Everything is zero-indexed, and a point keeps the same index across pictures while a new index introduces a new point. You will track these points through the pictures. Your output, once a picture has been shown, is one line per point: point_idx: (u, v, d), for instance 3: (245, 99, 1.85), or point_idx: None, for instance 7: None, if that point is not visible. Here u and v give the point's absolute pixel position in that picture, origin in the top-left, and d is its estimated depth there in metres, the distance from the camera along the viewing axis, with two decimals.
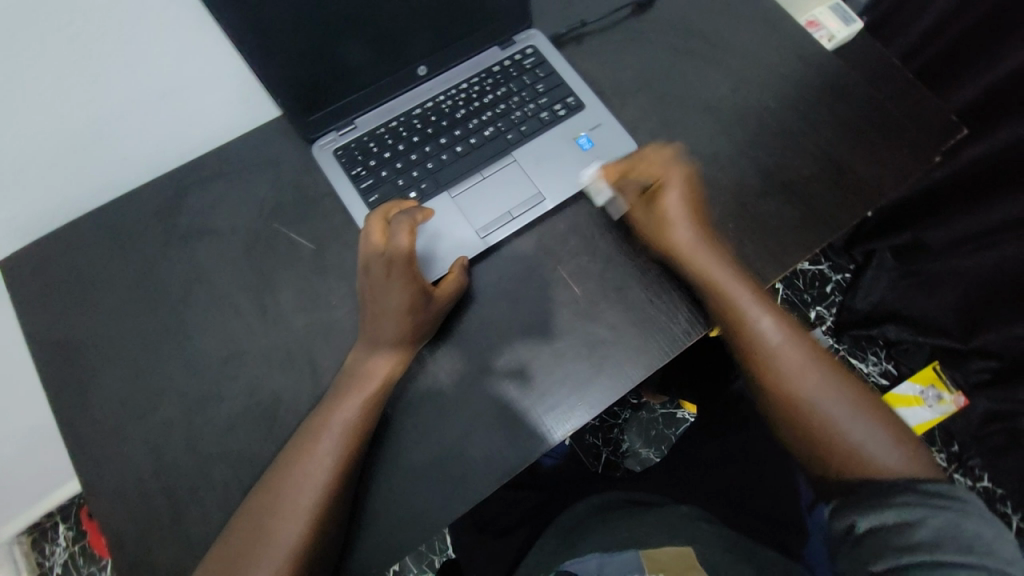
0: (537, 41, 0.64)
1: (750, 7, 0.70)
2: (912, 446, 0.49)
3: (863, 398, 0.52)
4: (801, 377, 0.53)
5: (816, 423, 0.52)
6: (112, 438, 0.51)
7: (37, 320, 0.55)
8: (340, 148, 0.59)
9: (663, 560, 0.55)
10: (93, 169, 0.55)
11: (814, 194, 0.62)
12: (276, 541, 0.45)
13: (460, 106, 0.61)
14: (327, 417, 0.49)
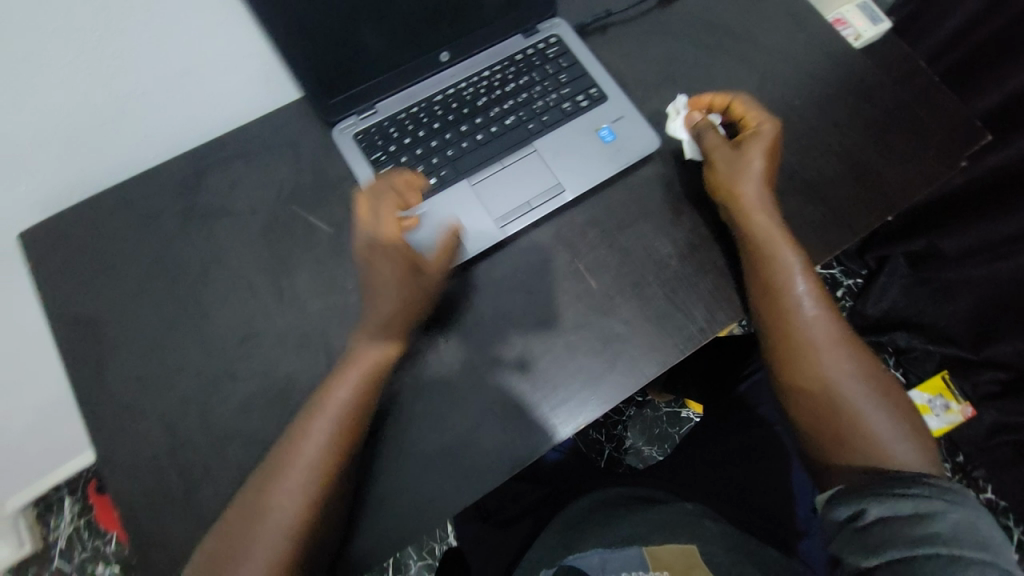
0: (562, 30, 0.63)
1: (779, 2, 0.69)
2: (917, 438, 0.52)
3: (886, 390, 0.53)
4: (834, 361, 0.53)
5: (840, 406, 0.52)
6: (127, 412, 0.51)
7: (54, 295, 0.55)
8: (360, 132, 0.59)
9: (666, 559, 0.56)
10: (114, 147, 0.56)
11: (836, 195, 0.61)
12: (271, 522, 0.46)
13: (482, 94, 0.60)
14: (322, 399, 0.49)
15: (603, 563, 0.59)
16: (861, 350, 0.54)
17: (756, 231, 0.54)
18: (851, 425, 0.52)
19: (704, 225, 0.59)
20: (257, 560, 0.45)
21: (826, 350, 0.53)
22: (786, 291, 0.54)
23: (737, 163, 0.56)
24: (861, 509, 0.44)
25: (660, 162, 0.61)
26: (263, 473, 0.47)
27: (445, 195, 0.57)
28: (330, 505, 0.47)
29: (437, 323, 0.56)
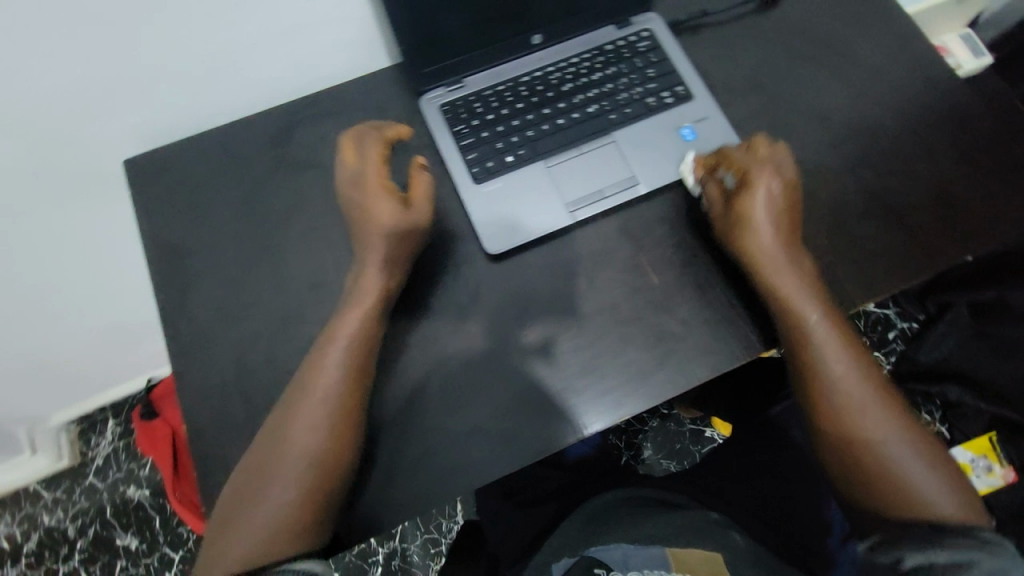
0: (655, 25, 0.63)
1: (884, 19, 0.67)
2: (961, 488, 0.49)
3: (922, 439, 0.51)
4: (863, 413, 0.50)
5: (873, 462, 0.50)
6: (203, 337, 0.55)
7: (148, 221, 0.60)
8: (446, 103, 0.60)
9: (692, 563, 0.56)
10: (217, 91, 0.59)
11: (920, 224, 0.59)
12: (290, 454, 0.48)
13: (568, 80, 0.61)
14: (327, 341, 0.51)
15: (626, 559, 0.58)
16: (895, 398, 0.51)
17: (777, 281, 0.52)
18: (888, 479, 0.49)
19: None
20: (283, 488, 0.48)
21: (859, 403, 0.51)
22: (812, 342, 0.52)
23: (741, 217, 0.54)
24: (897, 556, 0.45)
25: None
26: (284, 408, 0.50)
27: (521, 174, 0.59)
28: (341, 444, 0.49)
29: (496, 296, 0.57)
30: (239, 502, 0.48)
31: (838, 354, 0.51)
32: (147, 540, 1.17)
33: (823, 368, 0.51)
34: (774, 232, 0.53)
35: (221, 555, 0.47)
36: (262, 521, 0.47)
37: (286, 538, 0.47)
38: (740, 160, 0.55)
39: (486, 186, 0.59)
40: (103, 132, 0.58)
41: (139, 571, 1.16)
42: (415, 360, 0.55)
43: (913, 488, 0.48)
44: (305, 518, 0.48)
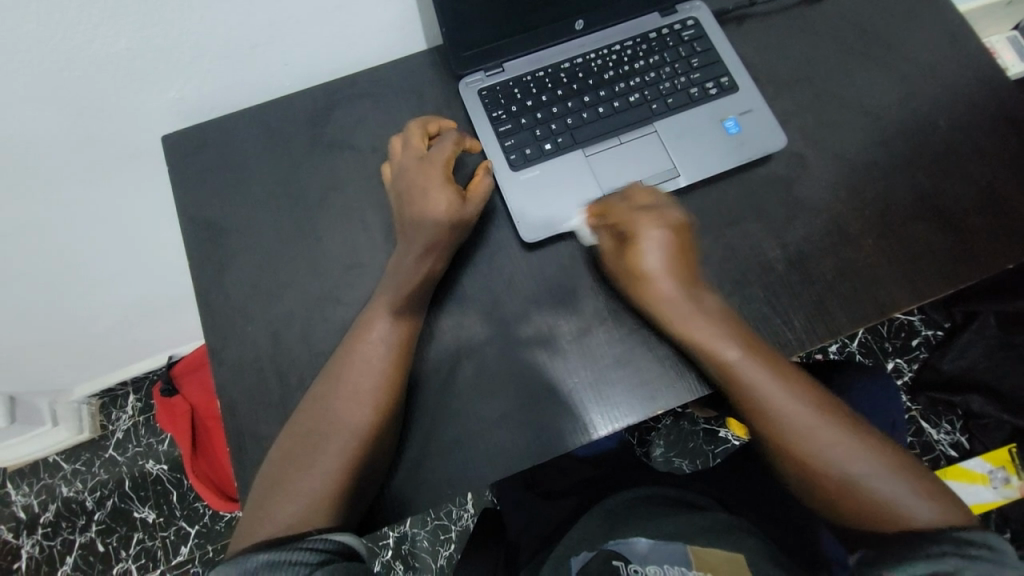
0: (701, 14, 0.61)
1: (940, 14, 0.65)
2: (928, 484, 0.48)
3: (877, 443, 0.49)
4: (809, 436, 0.49)
5: (835, 483, 0.48)
6: (241, 314, 0.56)
7: (187, 198, 0.60)
8: (485, 88, 0.60)
9: (713, 563, 0.55)
10: (258, 71, 0.59)
11: (969, 227, 0.57)
12: (334, 425, 0.50)
13: (610, 67, 0.60)
14: (368, 325, 0.52)
15: (645, 554, 0.58)
16: (833, 410, 0.51)
17: (689, 324, 0.52)
18: (853, 498, 0.48)
19: (817, 234, 0.57)
20: (326, 459, 0.49)
21: (802, 428, 0.49)
22: (738, 378, 0.50)
23: (640, 275, 0.54)
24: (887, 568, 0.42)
25: (780, 163, 0.59)
26: (328, 379, 0.51)
27: (559, 162, 0.58)
28: (386, 418, 0.50)
29: (530, 285, 0.56)
30: (280, 470, 0.49)
31: (767, 382, 0.50)
32: (164, 514, 1.20)
33: (756, 401, 0.51)
34: (672, 280, 0.53)
35: (259, 524, 0.47)
36: (304, 490, 0.48)
37: (325, 508, 0.48)
38: (624, 210, 0.55)
39: (523, 174, 0.58)
40: (143, 108, 0.59)
41: (155, 544, 1.18)
42: (447, 347, 0.55)
43: (880, 499, 0.47)
44: (344, 489, 0.49)
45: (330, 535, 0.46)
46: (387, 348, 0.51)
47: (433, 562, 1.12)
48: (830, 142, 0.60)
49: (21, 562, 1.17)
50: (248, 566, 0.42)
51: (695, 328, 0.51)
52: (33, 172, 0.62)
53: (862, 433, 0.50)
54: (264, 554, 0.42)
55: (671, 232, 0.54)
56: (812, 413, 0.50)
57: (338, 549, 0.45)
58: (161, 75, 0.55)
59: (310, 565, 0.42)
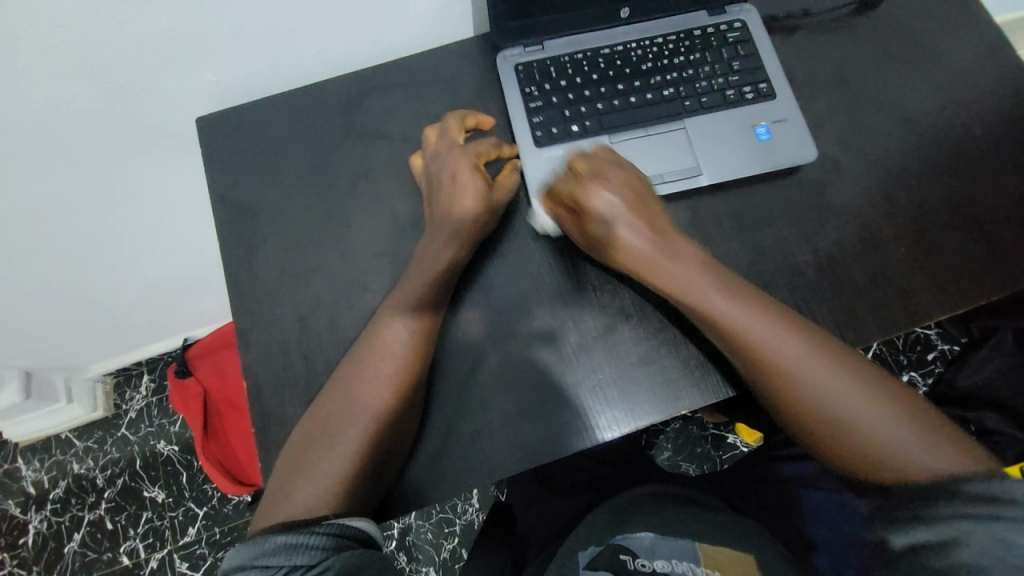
0: (750, 18, 0.61)
1: (981, 22, 0.64)
2: (933, 420, 0.46)
3: (874, 380, 0.48)
4: (804, 374, 0.47)
5: (837, 426, 0.46)
6: (268, 297, 0.57)
7: (218, 180, 0.61)
8: (522, 63, 0.60)
9: (722, 560, 0.55)
10: (293, 56, 0.60)
11: (1003, 239, 0.56)
12: (354, 408, 0.50)
13: (649, 59, 0.60)
14: (395, 311, 0.52)
15: (654, 548, 0.58)
16: (824, 344, 0.48)
17: (655, 272, 0.51)
18: (856, 441, 0.46)
19: (848, 239, 0.56)
20: (345, 443, 0.49)
21: (797, 364, 0.47)
22: (720, 315, 0.49)
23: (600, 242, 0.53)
24: (890, 536, 0.41)
25: (814, 166, 0.59)
26: (353, 362, 0.52)
27: (583, 144, 0.58)
28: (406, 404, 0.51)
29: (557, 278, 0.57)
30: (300, 453, 0.49)
31: (754, 317, 0.49)
32: (173, 494, 1.21)
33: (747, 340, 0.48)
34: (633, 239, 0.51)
35: (279, 505, 0.47)
36: (322, 473, 0.48)
37: (343, 491, 0.48)
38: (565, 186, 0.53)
39: (547, 151, 0.58)
40: (178, 90, 0.59)
41: (163, 523, 1.19)
42: (471, 337, 0.55)
43: (895, 449, 0.45)
44: (360, 474, 0.49)
45: (345, 519, 0.46)
46: (409, 336, 0.52)
47: (436, 554, 1.13)
48: (864, 146, 0.59)
49: (29, 536, 1.19)
50: (266, 547, 0.42)
51: (671, 270, 0.51)
52: (65, 149, 0.62)
53: (852, 366, 0.48)
54: (282, 536, 0.43)
55: (620, 188, 0.52)
56: (822, 363, 0.48)
57: (355, 535, 0.45)
58: (199, 56, 0.56)
59: (325, 550, 0.43)
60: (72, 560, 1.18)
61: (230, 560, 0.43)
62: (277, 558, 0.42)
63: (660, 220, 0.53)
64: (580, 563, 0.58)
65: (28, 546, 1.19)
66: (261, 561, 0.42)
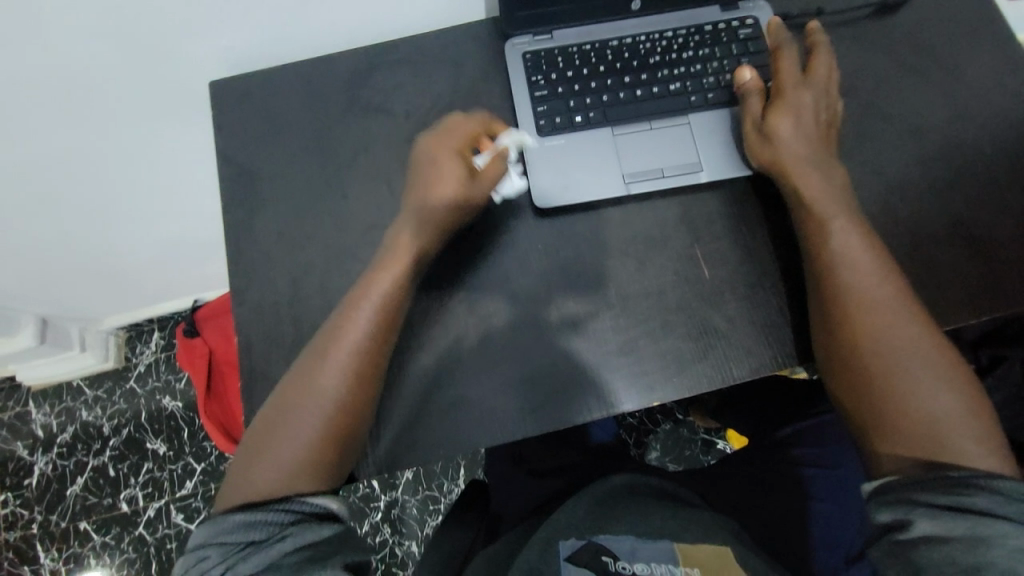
0: (762, 15, 0.61)
1: (1005, 38, 0.62)
2: (988, 426, 0.47)
3: (947, 366, 0.49)
4: (884, 327, 0.49)
5: (898, 391, 0.48)
6: (264, 260, 0.59)
7: (226, 144, 0.63)
8: (530, 52, 0.61)
9: (699, 557, 0.56)
10: (304, 27, 0.61)
11: (1002, 260, 0.55)
12: (322, 380, 0.51)
13: (657, 53, 0.60)
14: (366, 287, 0.53)
15: (632, 550, 0.58)
16: (919, 314, 0.50)
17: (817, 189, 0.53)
18: (909, 411, 0.48)
19: None
20: (305, 412, 0.51)
21: (884, 316, 0.50)
22: (833, 253, 0.51)
23: (776, 104, 0.56)
24: (908, 518, 0.44)
25: None
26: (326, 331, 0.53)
27: (586, 135, 0.59)
28: (362, 390, 0.51)
29: (545, 265, 0.57)
30: (259, 433, 0.51)
31: (865, 268, 0.51)
32: (174, 448, 1.26)
33: (845, 283, 0.51)
34: (799, 129, 0.55)
35: (240, 485, 0.49)
36: (291, 436, 0.50)
37: (307, 469, 0.50)
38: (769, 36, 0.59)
39: (549, 141, 0.59)
40: (192, 54, 0.61)
41: (163, 475, 1.25)
42: (455, 314, 0.56)
43: (943, 431, 0.47)
44: (319, 446, 0.50)
45: (305, 499, 0.48)
46: (370, 321, 0.52)
47: (419, 529, 1.15)
48: (867, 156, 0.59)
49: (34, 477, 1.25)
50: (227, 525, 0.46)
51: (820, 205, 0.53)
52: (86, 105, 0.65)
53: (936, 341, 0.49)
54: (240, 514, 0.47)
55: (817, 117, 0.56)
56: (922, 343, 0.49)
57: (312, 512, 0.48)
58: (214, 21, 0.57)
59: (281, 525, 0.47)
60: (73, 502, 1.24)
61: (194, 536, 0.48)
62: (236, 534, 0.46)
63: (836, 173, 0.54)
64: (561, 555, 0.57)
65: (33, 486, 1.25)
66: (221, 538, 0.46)
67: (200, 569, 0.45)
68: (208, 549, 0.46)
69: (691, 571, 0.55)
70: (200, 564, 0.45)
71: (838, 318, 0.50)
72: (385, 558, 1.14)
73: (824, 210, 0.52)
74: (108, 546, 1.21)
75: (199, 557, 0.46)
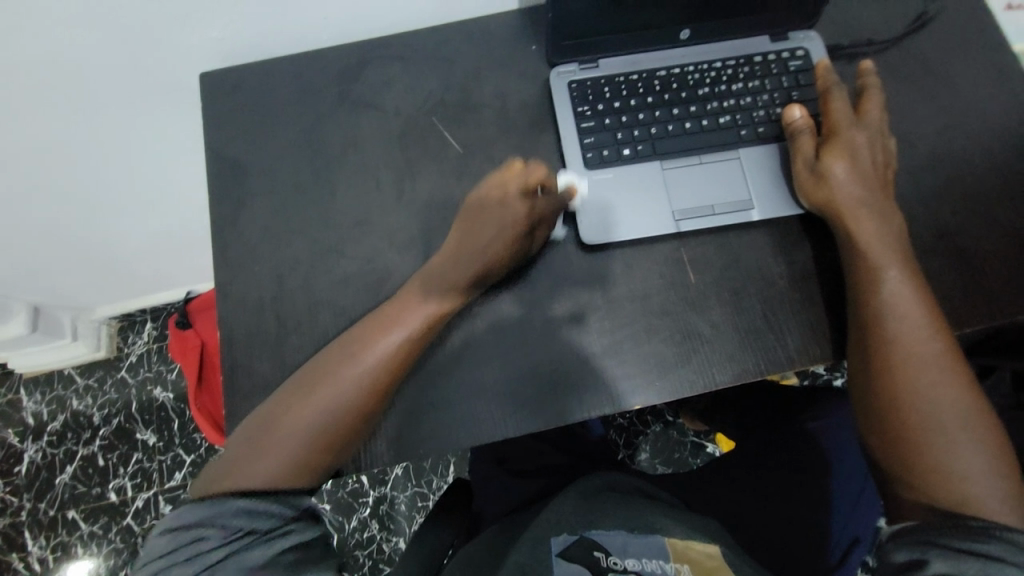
0: (813, 46, 0.61)
1: (992, 50, 0.63)
2: (1011, 480, 0.47)
3: (976, 417, 0.49)
4: (920, 370, 0.50)
5: (923, 433, 0.49)
6: (251, 254, 0.58)
7: (216, 136, 0.63)
8: (576, 81, 0.60)
9: (692, 555, 0.56)
10: (297, 21, 0.61)
11: (985, 271, 0.55)
12: (339, 400, 0.50)
13: (706, 84, 0.59)
14: (402, 311, 0.53)
15: (624, 546, 0.57)
16: (957, 362, 0.50)
17: (864, 227, 0.53)
18: (934, 455, 0.48)
19: (826, 256, 0.56)
20: (311, 420, 0.50)
21: (922, 358, 0.50)
22: (877, 289, 0.51)
23: (831, 142, 0.55)
24: (924, 558, 0.45)
25: None
26: (352, 345, 0.52)
27: (634, 169, 0.58)
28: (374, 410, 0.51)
29: (532, 265, 0.57)
30: (261, 430, 0.50)
31: (908, 309, 0.51)
32: (164, 438, 1.26)
33: (885, 321, 0.51)
34: (854, 170, 0.54)
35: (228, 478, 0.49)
36: (290, 445, 0.49)
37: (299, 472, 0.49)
38: (820, 77, 0.58)
39: (596, 174, 0.58)
40: (184, 45, 0.61)
41: (152, 465, 1.24)
42: None
43: (964, 479, 0.47)
44: (322, 455, 0.50)
45: (298, 498, 0.50)
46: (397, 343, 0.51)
47: (407, 525, 1.15)
48: None
49: (25, 464, 1.25)
50: (227, 509, 0.46)
51: (871, 243, 0.52)
52: (78, 95, 0.65)
53: (968, 391, 0.50)
54: (241, 500, 0.47)
55: (872, 158, 0.55)
56: (958, 396, 0.49)
57: (309, 510, 0.50)
58: (206, 13, 0.57)
59: (282, 518, 0.48)
60: (63, 490, 1.24)
61: (182, 514, 0.47)
62: (236, 518, 0.46)
63: (890, 214, 0.54)
64: (552, 550, 0.57)
65: (24, 473, 1.25)
66: (221, 521, 0.46)
67: (197, 549, 0.44)
68: (206, 529, 0.45)
69: (681, 568, 0.54)
70: (193, 544, 0.44)
71: (876, 354, 0.51)
72: (372, 553, 1.14)
73: (871, 246, 0.52)
74: (97, 535, 1.21)
75: (192, 537, 0.45)
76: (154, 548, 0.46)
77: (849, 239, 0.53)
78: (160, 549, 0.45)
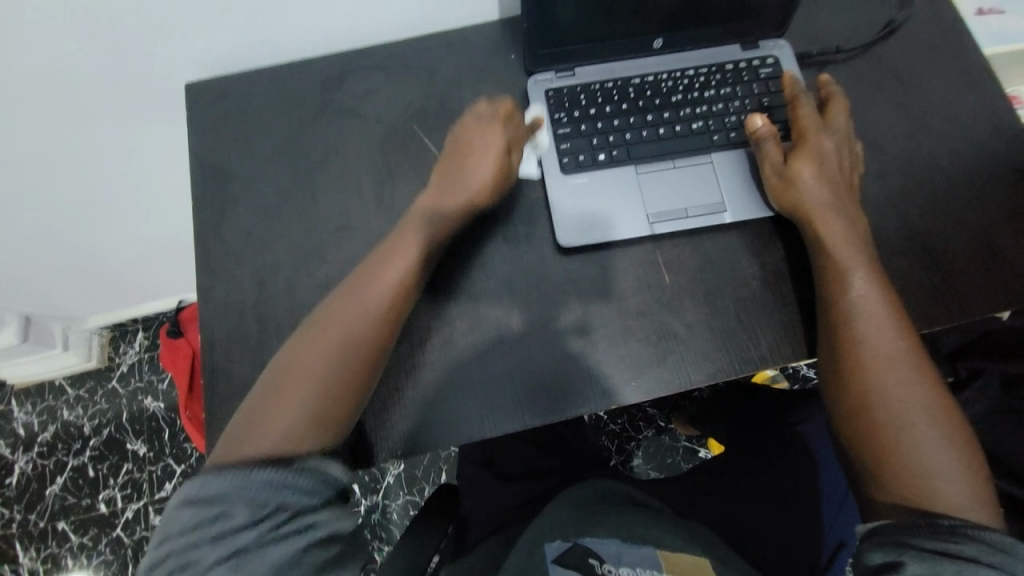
0: (782, 54, 0.63)
1: (958, 56, 0.65)
2: (976, 477, 0.48)
3: (942, 415, 0.50)
4: (887, 366, 0.50)
5: (892, 429, 0.49)
6: (233, 260, 0.59)
7: (201, 145, 0.64)
8: (552, 88, 0.61)
9: (682, 565, 0.57)
10: (282, 33, 0.62)
11: (954, 271, 0.56)
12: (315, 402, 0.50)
13: (679, 91, 0.61)
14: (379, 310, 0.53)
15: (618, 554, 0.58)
16: (923, 359, 0.51)
17: (831, 228, 0.54)
18: (902, 452, 0.49)
19: (798, 257, 0.57)
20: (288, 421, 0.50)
21: (889, 355, 0.50)
22: (844, 286, 0.52)
23: (799, 148, 0.56)
24: (899, 560, 0.45)
25: None
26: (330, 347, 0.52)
27: (610, 173, 0.59)
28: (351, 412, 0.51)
29: (510, 268, 0.58)
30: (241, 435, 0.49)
31: (875, 305, 0.52)
32: (154, 449, 1.25)
33: (852, 318, 0.52)
34: (822, 173, 0.55)
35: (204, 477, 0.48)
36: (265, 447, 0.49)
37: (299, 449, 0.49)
38: (787, 85, 0.60)
39: (573, 178, 0.59)
40: (171, 58, 0.62)
41: (142, 476, 1.24)
42: (416, 313, 0.57)
43: (929, 476, 0.48)
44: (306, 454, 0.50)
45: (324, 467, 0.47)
46: (374, 345, 0.52)
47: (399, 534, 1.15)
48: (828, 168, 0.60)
49: (14, 475, 1.24)
50: (248, 482, 0.44)
51: (839, 244, 0.53)
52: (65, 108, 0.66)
53: (934, 388, 0.51)
54: (263, 473, 0.44)
55: (839, 162, 0.56)
56: (926, 394, 0.50)
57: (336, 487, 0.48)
58: (191, 27, 0.58)
59: (311, 497, 0.45)
60: (52, 502, 1.23)
61: (207, 482, 0.44)
62: (261, 492, 0.44)
63: (856, 217, 0.55)
64: (547, 556, 0.57)
65: (13, 485, 1.24)
66: (245, 496, 0.43)
67: (220, 527, 0.42)
68: (227, 506, 0.43)
69: None
70: (216, 522, 0.42)
71: (847, 351, 0.51)
72: None
73: (838, 246, 0.53)
74: (86, 548, 1.20)
75: (215, 513, 0.43)
76: (173, 522, 0.43)
77: (818, 240, 0.54)
78: (181, 525, 0.43)
